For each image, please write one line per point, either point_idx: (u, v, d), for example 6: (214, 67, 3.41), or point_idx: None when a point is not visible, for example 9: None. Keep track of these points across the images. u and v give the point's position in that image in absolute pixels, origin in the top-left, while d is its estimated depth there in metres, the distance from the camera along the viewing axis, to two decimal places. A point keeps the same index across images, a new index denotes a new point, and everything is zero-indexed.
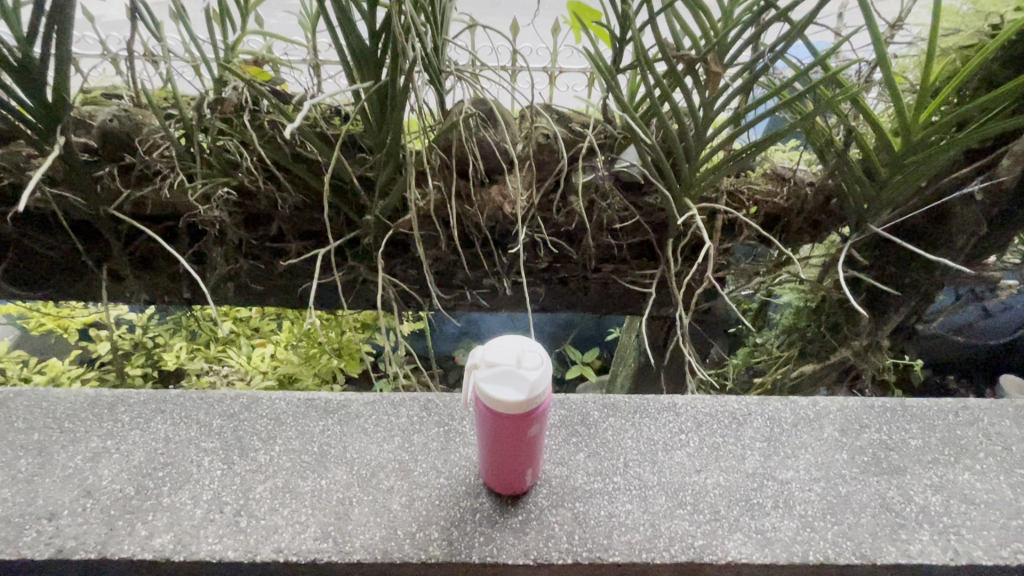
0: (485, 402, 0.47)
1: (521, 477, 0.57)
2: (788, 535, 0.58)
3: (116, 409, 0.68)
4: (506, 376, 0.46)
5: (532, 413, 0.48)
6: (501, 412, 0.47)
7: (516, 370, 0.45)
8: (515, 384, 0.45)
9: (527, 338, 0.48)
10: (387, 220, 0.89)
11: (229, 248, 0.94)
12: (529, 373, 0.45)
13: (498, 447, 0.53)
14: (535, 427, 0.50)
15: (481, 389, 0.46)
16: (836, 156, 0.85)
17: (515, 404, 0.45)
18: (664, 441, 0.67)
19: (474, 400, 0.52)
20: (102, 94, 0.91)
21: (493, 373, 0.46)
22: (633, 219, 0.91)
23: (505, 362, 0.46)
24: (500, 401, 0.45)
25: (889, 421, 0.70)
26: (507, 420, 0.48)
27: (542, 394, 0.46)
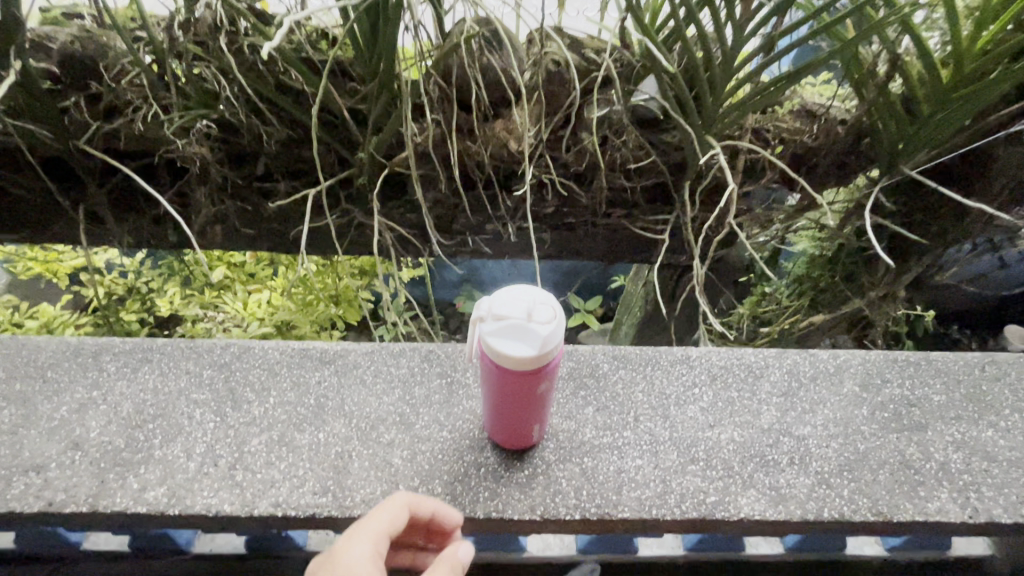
0: (492, 357, 0.43)
1: (528, 433, 0.55)
2: (803, 492, 0.56)
3: (100, 359, 0.64)
4: (516, 330, 0.42)
5: (542, 370, 0.44)
6: (508, 368, 0.43)
7: (526, 323, 0.41)
8: (526, 339, 0.41)
9: (538, 289, 0.43)
10: (383, 159, 0.82)
11: (213, 189, 0.88)
12: (541, 328, 0.41)
13: (505, 403, 0.50)
14: (545, 384, 0.47)
15: (487, 344, 0.42)
16: (876, 90, 0.77)
17: (525, 360, 0.42)
18: (677, 394, 0.64)
19: (479, 355, 0.48)
20: (64, 14, 0.77)
21: (501, 327, 0.42)
22: (649, 159, 0.84)
23: (514, 315, 0.41)
24: (508, 357, 0.42)
25: (912, 375, 0.67)
26: (515, 376, 0.44)
27: (555, 349, 0.42)
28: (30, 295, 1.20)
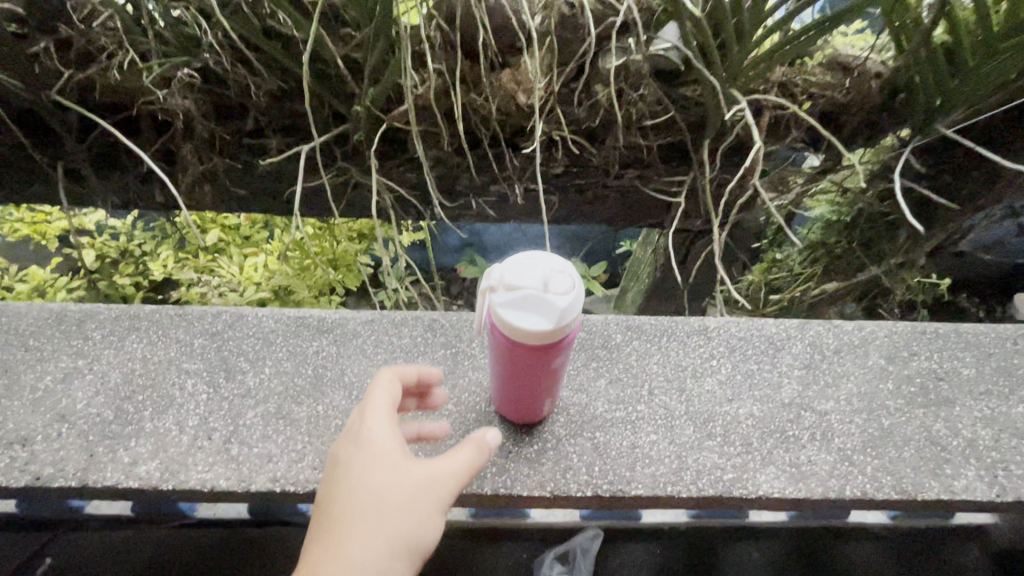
0: (503, 330, 0.40)
1: (537, 408, 0.52)
2: (824, 469, 0.54)
3: (85, 326, 0.61)
4: (530, 302, 0.38)
5: (557, 345, 0.40)
6: (520, 342, 0.40)
7: (542, 294, 0.37)
8: (540, 311, 0.37)
9: (555, 256, 0.39)
10: (380, 113, 0.76)
11: (200, 145, 0.82)
12: (558, 299, 0.37)
13: (515, 378, 0.47)
14: (559, 359, 0.44)
15: (499, 315, 0.39)
16: (918, 38, 0.71)
17: (539, 334, 0.38)
18: (693, 367, 0.61)
19: (488, 326, 0.44)
20: None
21: (514, 297, 0.38)
22: (667, 114, 0.78)
23: (528, 286, 0.37)
24: (520, 330, 0.38)
25: (940, 348, 0.63)
26: (527, 351, 0.41)
27: (571, 323, 0.38)
28: (18, 257, 1.16)
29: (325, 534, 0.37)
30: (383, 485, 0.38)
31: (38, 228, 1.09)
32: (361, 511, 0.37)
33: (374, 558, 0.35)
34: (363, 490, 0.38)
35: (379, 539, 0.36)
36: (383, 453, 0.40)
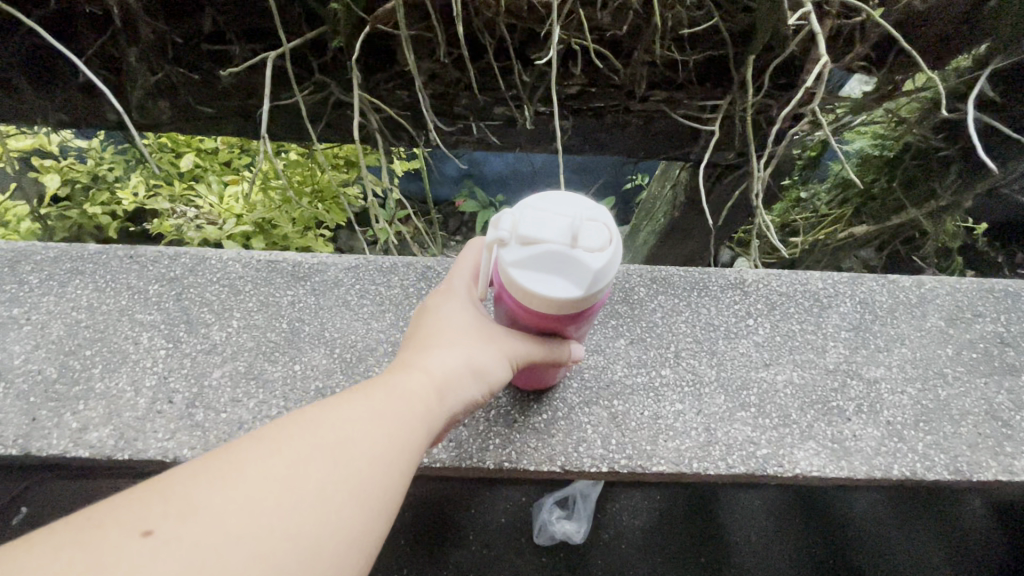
0: (516, 294, 0.31)
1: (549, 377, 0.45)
2: (870, 446, 0.47)
3: (19, 268, 0.52)
4: (553, 258, 0.29)
5: (586, 311, 0.32)
6: (541, 310, 0.32)
7: (570, 252, 0.28)
8: (567, 271, 0.29)
9: (584, 198, 0.29)
10: (362, 12, 0.62)
11: (147, 50, 0.69)
12: (591, 257, 0.28)
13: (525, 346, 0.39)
14: (582, 324, 0.36)
15: (511, 278, 0.30)
16: None
17: (567, 301, 0.30)
18: (726, 326, 0.53)
19: (494, 281, 0.35)
20: None
21: (531, 253, 0.29)
22: (710, 21, 0.65)
23: (551, 238, 0.28)
24: (541, 296, 0.30)
25: (1007, 308, 0.55)
26: (550, 320, 0.33)
27: (604, 287, 0.30)
28: None
29: (410, 343, 0.36)
30: (469, 313, 0.36)
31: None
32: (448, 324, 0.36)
33: (456, 365, 0.34)
34: (447, 315, 0.36)
35: (466, 348, 0.35)
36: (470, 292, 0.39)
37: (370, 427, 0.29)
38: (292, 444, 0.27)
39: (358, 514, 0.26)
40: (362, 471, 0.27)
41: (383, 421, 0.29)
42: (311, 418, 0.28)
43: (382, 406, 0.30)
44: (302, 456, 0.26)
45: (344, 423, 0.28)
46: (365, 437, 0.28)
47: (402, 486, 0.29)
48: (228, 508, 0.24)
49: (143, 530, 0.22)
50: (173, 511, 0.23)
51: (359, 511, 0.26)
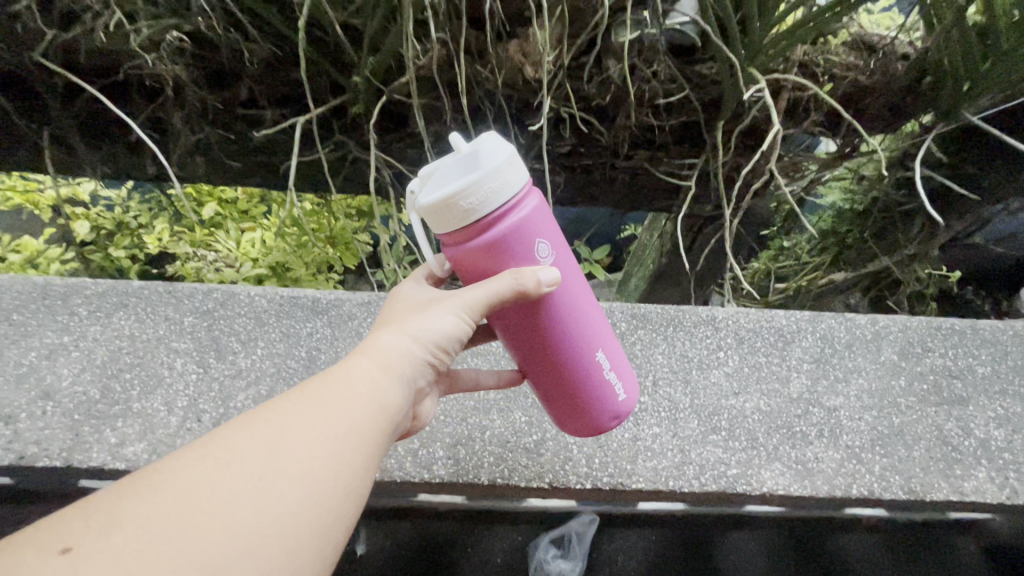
0: (454, 221, 0.35)
1: (600, 382, 0.43)
2: (831, 467, 0.52)
3: (70, 301, 0.59)
4: (452, 170, 0.35)
5: (517, 210, 0.37)
6: (475, 224, 0.36)
7: (459, 154, 0.35)
8: (465, 167, 0.35)
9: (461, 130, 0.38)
10: (380, 84, 0.73)
11: (190, 114, 0.79)
12: (475, 145, 0.35)
13: (521, 339, 0.41)
14: (547, 245, 0.39)
15: (437, 205, 0.35)
16: (955, 19, 0.66)
17: (483, 189, 0.35)
18: (699, 358, 0.59)
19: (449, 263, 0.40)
20: None
21: (434, 182, 0.36)
22: (682, 94, 0.74)
23: (440, 160, 0.36)
24: (460, 198, 0.34)
25: (955, 344, 0.61)
26: (495, 237, 0.36)
27: (502, 162, 0.35)
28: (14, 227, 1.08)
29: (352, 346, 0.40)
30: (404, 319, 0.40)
31: (29, 196, 1.04)
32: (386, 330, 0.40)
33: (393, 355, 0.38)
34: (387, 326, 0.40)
35: (410, 330, 0.39)
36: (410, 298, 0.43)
37: (297, 423, 0.32)
38: (218, 450, 0.30)
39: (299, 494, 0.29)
40: (289, 464, 0.30)
41: (315, 412, 0.32)
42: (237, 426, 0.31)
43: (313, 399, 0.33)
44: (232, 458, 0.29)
45: (272, 424, 0.31)
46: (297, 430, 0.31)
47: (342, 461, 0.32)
48: (150, 515, 0.26)
49: (64, 547, 0.25)
50: (95, 528, 0.26)
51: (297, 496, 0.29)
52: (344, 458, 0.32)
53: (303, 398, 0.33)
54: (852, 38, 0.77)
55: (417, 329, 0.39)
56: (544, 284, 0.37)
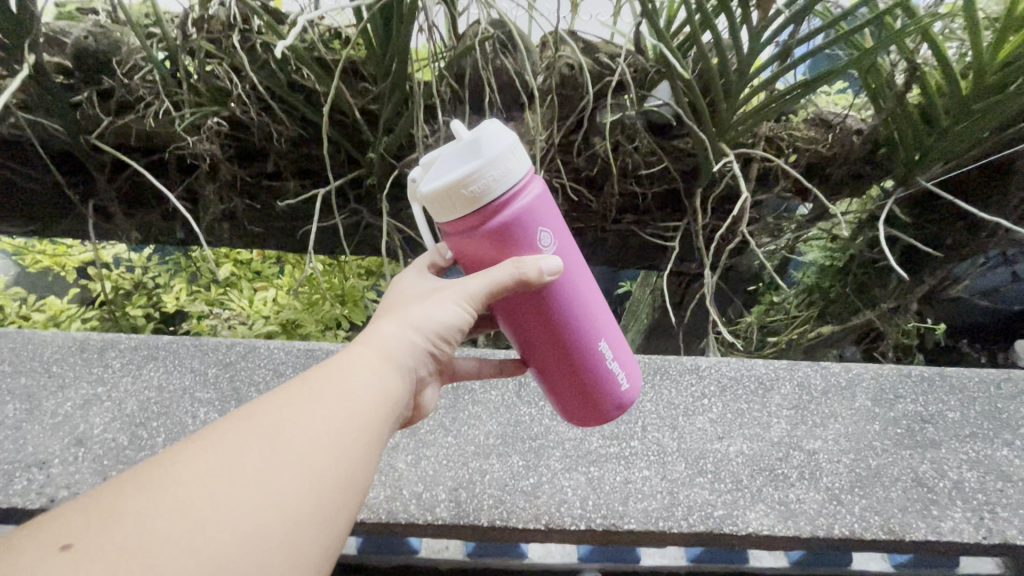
0: (459, 205, 0.39)
1: (604, 375, 0.48)
2: (813, 507, 0.55)
3: (106, 354, 0.64)
4: (457, 156, 0.38)
5: (519, 197, 0.40)
6: (478, 209, 0.39)
7: (463, 142, 0.38)
8: (469, 154, 0.38)
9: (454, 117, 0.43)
10: (393, 160, 0.82)
11: (222, 186, 0.89)
12: (477, 132, 0.38)
13: (529, 329, 0.46)
14: (548, 234, 0.42)
15: (444, 189, 0.38)
16: (895, 101, 0.76)
17: (486, 174, 0.38)
18: (685, 405, 0.63)
19: (454, 248, 0.43)
20: (77, 9, 0.82)
21: (437, 169, 0.39)
22: (661, 164, 0.84)
23: (446, 147, 0.39)
24: (463, 182, 0.38)
25: (925, 391, 0.66)
26: (498, 224, 0.40)
27: (503, 148, 0.38)
28: (39, 288, 1.12)
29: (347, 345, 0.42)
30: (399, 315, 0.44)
31: (58, 258, 1.09)
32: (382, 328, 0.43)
33: (386, 355, 0.41)
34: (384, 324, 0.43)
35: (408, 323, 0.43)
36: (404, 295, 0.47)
37: (293, 420, 0.34)
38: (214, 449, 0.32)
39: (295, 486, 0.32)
40: (287, 462, 0.32)
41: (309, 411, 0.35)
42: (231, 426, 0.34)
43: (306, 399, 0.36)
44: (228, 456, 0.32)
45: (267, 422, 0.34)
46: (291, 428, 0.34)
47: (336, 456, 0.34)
48: (148, 511, 0.29)
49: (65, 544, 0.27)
50: (90, 529, 0.28)
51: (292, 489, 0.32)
52: (338, 452, 0.34)
53: (302, 396, 0.36)
54: (810, 116, 0.87)
55: (411, 323, 0.43)
56: (547, 277, 0.41)
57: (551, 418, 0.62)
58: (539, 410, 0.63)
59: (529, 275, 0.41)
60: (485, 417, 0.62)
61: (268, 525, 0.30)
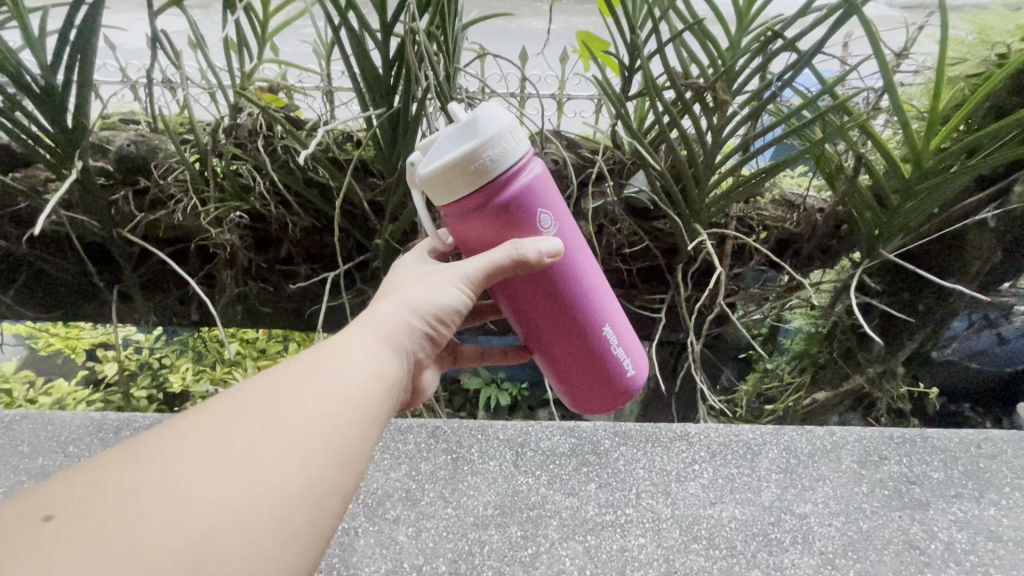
0: (462, 178, 0.49)
1: (603, 343, 0.60)
2: (807, 572, 0.57)
3: (121, 434, 0.68)
4: (460, 135, 0.48)
5: (515, 176, 0.50)
6: (483, 187, 0.50)
7: (465, 124, 0.48)
8: (470, 134, 0.48)
9: (458, 106, 0.54)
10: (398, 244, 0.90)
11: (238, 271, 0.96)
12: (476, 116, 0.48)
13: (543, 299, 0.57)
14: (546, 216, 0.53)
15: (448, 163, 0.48)
16: (846, 183, 0.85)
17: (487, 152, 0.48)
18: (677, 471, 0.66)
19: (457, 218, 0.53)
20: (121, 120, 0.94)
21: (444, 146, 0.49)
22: (642, 244, 0.93)
23: (451, 128, 0.49)
24: (468, 160, 0.48)
25: (909, 452, 0.69)
26: (501, 201, 0.50)
27: (498, 129, 0.48)
28: (48, 371, 1.15)
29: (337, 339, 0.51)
30: (393, 303, 0.54)
31: (70, 341, 1.13)
32: (377, 316, 0.53)
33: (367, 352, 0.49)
34: (380, 310, 0.54)
35: (407, 301, 0.55)
36: (398, 285, 0.58)
37: (279, 404, 0.42)
38: (204, 427, 0.40)
39: (276, 465, 0.38)
40: (270, 440, 0.39)
41: (293, 398, 0.42)
42: (225, 407, 0.41)
43: (290, 386, 0.43)
44: (218, 433, 0.39)
45: (255, 405, 0.41)
46: (275, 412, 0.41)
47: (313, 438, 0.41)
48: (136, 480, 0.36)
49: (48, 515, 0.34)
50: (72, 502, 0.35)
51: (269, 468, 0.38)
52: (318, 434, 0.41)
53: (288, 382, 0.43)
54: (776, 197, 0.97)
55: (410, 304, 0.54)
56: (548, 257, 0.53)
57: (548, 487, 0.65)
58: (536, 479, 0.66)
59: (531, 254, 0.51)
60: (484, 487, 0.65)
61: (247, 500, 0.36)
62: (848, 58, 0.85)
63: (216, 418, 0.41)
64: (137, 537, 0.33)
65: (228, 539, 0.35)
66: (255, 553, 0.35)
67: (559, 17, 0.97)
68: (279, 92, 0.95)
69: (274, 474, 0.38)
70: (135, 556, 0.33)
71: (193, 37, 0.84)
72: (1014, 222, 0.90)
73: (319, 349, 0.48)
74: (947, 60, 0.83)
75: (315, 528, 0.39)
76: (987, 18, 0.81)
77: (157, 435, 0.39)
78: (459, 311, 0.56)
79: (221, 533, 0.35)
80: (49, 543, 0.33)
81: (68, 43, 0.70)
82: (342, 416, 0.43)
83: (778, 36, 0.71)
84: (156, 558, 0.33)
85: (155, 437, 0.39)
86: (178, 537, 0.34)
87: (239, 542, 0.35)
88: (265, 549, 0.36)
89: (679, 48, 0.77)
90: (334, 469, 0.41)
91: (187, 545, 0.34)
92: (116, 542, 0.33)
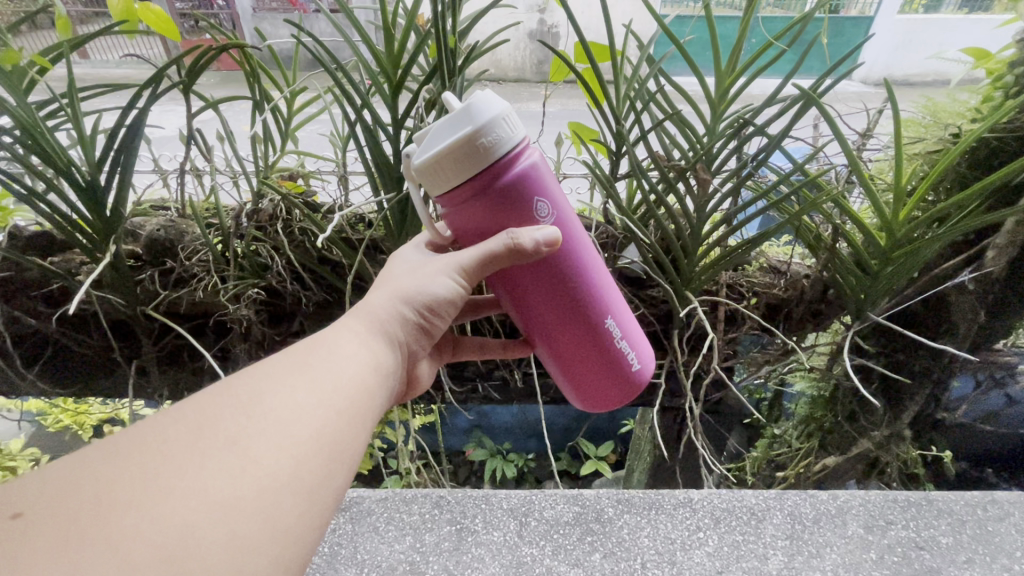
0: (457, 165, 0.52)
1: (604, 333, 0.65)
2: None
3: None
4: (456, 122, 0.51)
5: (509, 164, 0.53)
6: (479, 175, 0.53)
7: (461, 112, 0.51)
8: (465, 123, 0.51)
9: (455, 95, 0.56)
10: None
11: (252, 344, 1.01)
12: (471, 103, 0.51)
13: (547, 290, 0.62)
14: (544, 205, 0.57)
15: (444, 149, 0.51)
16: (826, 252, 0.90)
17: (481, 138, 0.51)
18: (682, 539, 0.72)
19: (454, 203, 0.56)
20: (151, 207, 1.02)
21: (440, 134, 0.52)
22: (638, 311, 0.99)
23: (449, 114, 0.52)
24: (463, 148, 0.51)
25: (915, 516, 0.76)
26: (496, 189, 0.54)
27: (490, 114, 0.51)
28: (54, 448, 1.17)
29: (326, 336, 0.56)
30: (382, 296, 0.60)
31: (77, 417, 1.16)
32: (370, 309, 0.59)
33: (353, 350, 0.54)
34: (371, 304, 0.59)
35: (400, 294, 0.60)
36: (388, 278, 0.63)
37: (265, 400, 0.47)
38: (189, 421, 0.44)
39: (265, 457, 0.43)
40: (256, 438, 0.44)
41: (281, 394, 0.47)
42: (210, 401, 0.46)
43: (277, 383, 0.48)
44: (205, 427, 0.44)
45: (241, 400, 0.46)
46: (260, 407, 0.46)
47: (302, 434, 0.46)
48: (117, 474, 0.40)
49: (17, 514, 0.38)
50: (38, 502, 0.39)
51: (256, 459, 0.43)
52: (307, 429, 0.46)
53: (275, 381, 0.48)
54: (763, 265, 1.03)
55: (402, 295, 0.60)
56: (545, 246, 0.57)
57: (552, 558, 0.70)
58: (540, 549, 0.71)
59: (527, 242, 0.55)
60: (488, 559, 0.70)
61: (237, 491, 0.41)
62: (817, 139, 0.93)
63: (201, 413, 0.45)
64: (116, 526, 0.38)
65: (212, 530, 0.39)
66: (241, 546, 0.40)
67: (556, 100, 1.04)
68: (297, 179, 1.03)
69: (260, 471, 0.43)
70: (114, 547, 0.37)
71: (223, 134, 0.94)
72: (993, 284, 0.93)
73: (309, 348, 0.53)
74: (907, 139, 0.91)
75: (303, 523, 0.43)
76: (939, 103, 0.90)
77: (141, 431, 0.43)
78: (453, 301, 0.61)
79: (203, 523, 0.39)
80: (16, 538, 0.37)
81: (113, 144, 0.78)
82: (330, 416, 0.48)
83: (749, 123, 0.78)
84: (133, 549, 0.37)
85: (139, 430, 0.44)
86: (163, 530, 0.38)
87: (226, 534, 0.39)
88: (250, 543, 0.40)
89: (661, 134, 0.85)
90: (319, 470, 0.45)
91: (170, 538, 0.38)
92: (95, 538, 0.37)
